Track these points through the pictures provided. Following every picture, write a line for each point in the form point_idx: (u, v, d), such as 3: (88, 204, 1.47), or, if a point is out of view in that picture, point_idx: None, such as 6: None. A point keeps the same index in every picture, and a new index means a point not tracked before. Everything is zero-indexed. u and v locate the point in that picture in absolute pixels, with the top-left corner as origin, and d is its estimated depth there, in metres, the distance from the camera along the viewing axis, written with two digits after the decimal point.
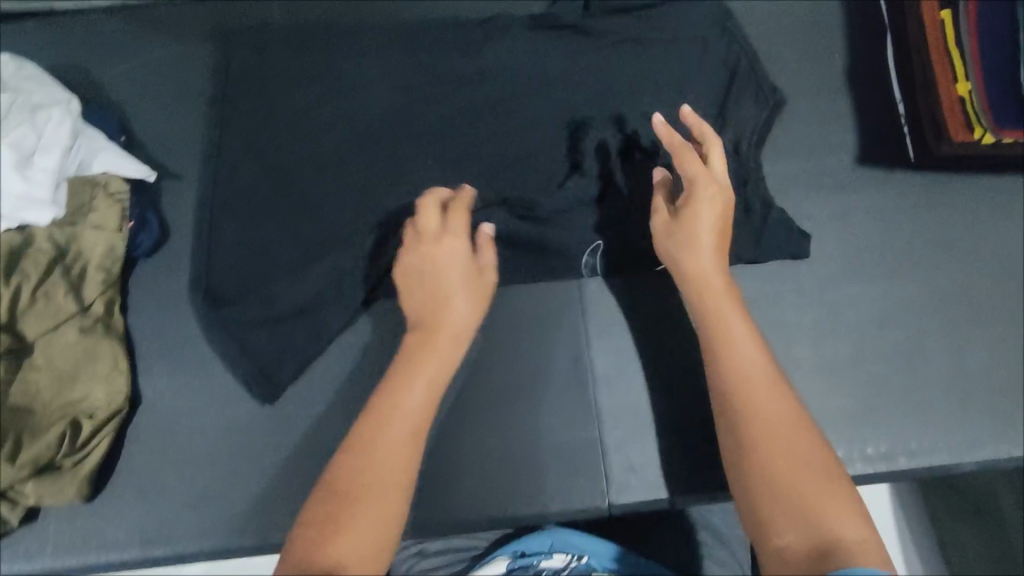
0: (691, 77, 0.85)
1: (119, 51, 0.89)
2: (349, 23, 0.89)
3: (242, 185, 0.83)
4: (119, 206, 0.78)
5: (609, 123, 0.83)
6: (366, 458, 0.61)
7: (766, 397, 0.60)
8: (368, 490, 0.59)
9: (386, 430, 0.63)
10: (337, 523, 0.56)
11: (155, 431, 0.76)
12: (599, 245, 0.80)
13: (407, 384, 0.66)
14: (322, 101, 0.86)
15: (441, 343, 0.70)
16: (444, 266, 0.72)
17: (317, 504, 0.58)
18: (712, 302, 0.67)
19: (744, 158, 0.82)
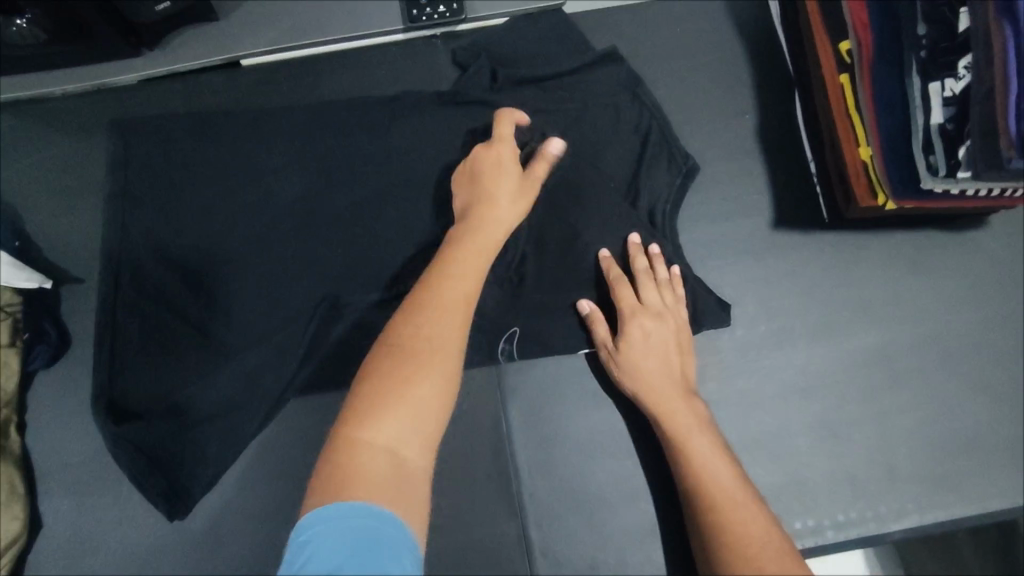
0: (604, 148, 0.84)
1: (14, 151, 0.85)
2: (254, 107, 0.87)
3: (146, 285, 0.79)
4: (11, 319, 0.74)
5: None
6: (416, 323, 0.58)
7: (747, 519, 0.62)
8: (426, 348, 0.55)
9: (441, 300, 0.60)
10: (389, 389, 0.52)
11: (62, 555, 0.73)
12: (515, 331, 0.76)
13: (457, 265, 0.64)
14: (228, 191, 0.82)
15: (492, 230, 0.68)
16: (484, 170, 0.73)
17: (375, 360, 0.55)
18: (683, 429, 0.69)
19: (660, 230, 0.81)
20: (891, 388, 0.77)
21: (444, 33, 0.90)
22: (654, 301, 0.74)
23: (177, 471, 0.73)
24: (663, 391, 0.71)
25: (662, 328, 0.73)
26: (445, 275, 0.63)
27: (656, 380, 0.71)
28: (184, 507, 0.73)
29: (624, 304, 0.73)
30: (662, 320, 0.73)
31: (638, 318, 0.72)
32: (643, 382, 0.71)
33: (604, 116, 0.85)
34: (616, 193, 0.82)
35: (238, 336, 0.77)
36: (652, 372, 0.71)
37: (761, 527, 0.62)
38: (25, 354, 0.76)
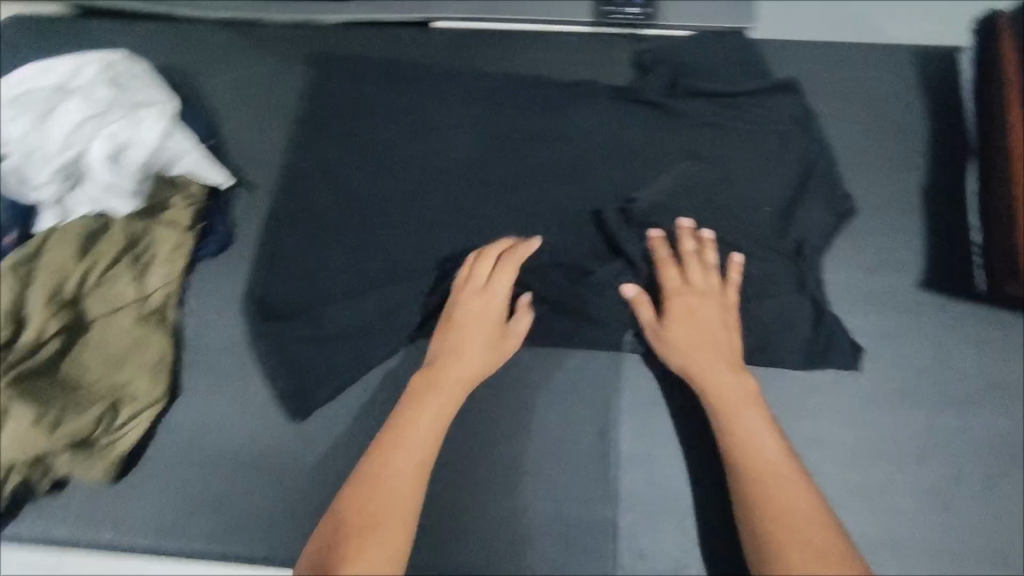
0: (764, 173, 0.85)
1: (225, 62, 0.94)
2: (439, 67, 0.93)
3: (314, 204, 0.87)
4: (193, 207, 0.83)
5: (672, 205, 0.83)
6: (367, 497, 0.66)
7: (787, 488, 0.65)
8: (375, 518, 0.64)
9: (396, 466, 0.68)
10: (352, 553, 0.62)
11: (187, 425, 0.79)
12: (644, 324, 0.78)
13: (412, 431, 0.70)
14: (401, 139, 0.89)
15: (456, 381, 0.73)
16: (467, 317, 0.77)
17: (333, 527, 0.64)
18: (733, 398, 0.70)
19: (806, 263, 0.80)
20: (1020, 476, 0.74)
21: (630, 34, 0.93)
22: (699, 282, 0.77)
23: (308, 377, 0.79)
24: (713, 360, 0.73)
25: (712, 310, 0.76)
26: (412, 419, 0.71)
27: (703, 357, 0.73)
28: (306, 410, 0.78)
29: (670, 283, 0.77)
30: (708, 299, 0.76)
31: (683, 297, 0.76)
32: (693, 359, 0.73)
33: (772, 142, 0.86)
34: (767, 219, 0.82)
35: (385, 271, 0.83)
36: (703, 352, 0.73)
37: (809, 513, 0.64)
38: (197, 242, 0.84)
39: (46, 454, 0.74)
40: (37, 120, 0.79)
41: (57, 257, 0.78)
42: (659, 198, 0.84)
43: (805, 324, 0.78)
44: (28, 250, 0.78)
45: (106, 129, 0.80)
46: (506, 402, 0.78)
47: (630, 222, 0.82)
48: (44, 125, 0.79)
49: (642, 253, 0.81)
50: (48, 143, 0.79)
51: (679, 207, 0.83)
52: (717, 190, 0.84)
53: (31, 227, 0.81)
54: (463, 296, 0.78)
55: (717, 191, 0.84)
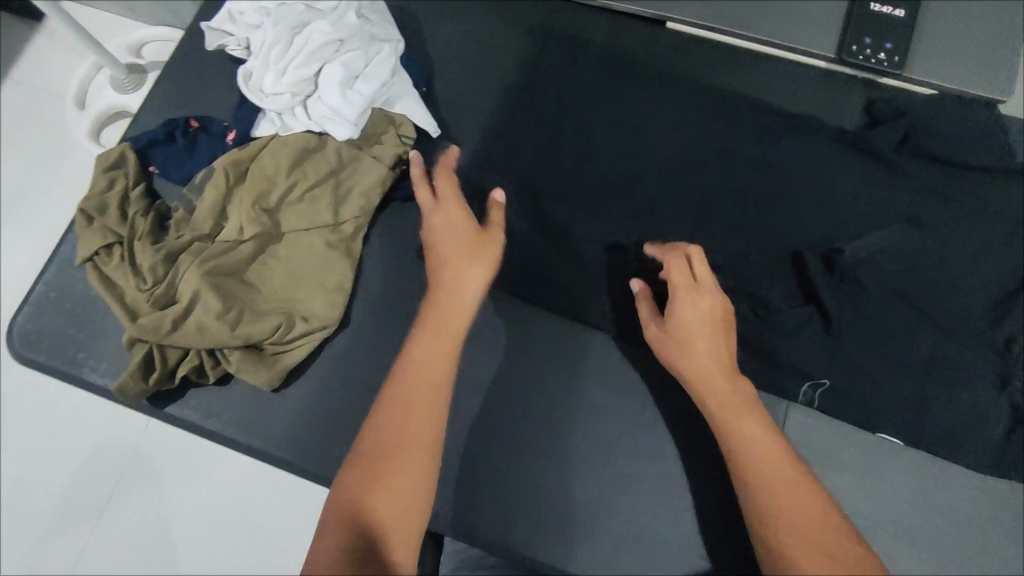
0: (983, 259, 0.79)
1: (452, 14, 0.94)
2: (661, 68, 0.91)
3: (511, 173, 0.86)
4: (401, 150, 0.84)
5: (878, 266, 0.79)
6: (369, 454, 0.63)
7: (779, 464, 0.63)
8: (380, 476, 0.62)
9: (386, 436, 0.64)
10: (361, 475, 0.62)
11: (350, 355, 0.81)
12: (824, 380, 0.76)
13: (393, 403, 0.66)
14: (610, 132, 0.88)
15: (429, 376, 0.67)
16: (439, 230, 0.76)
17: (351, 476, 0.62)
18: (721, 392, 0.68)
19: (1013, 363, 0.75)
20: None
21: (866, 79, 0.89)
22: (698, 280, 0.72)
23: (475, 344, 0.81)
24: (713, 372, 0.69)
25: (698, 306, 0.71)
26: (416, 374, 0.67)
27: (700, 356, 0.69)
28: (467, 375, 0.80)
29: (676, 284, 0.72)
30: (711, 300, 0.71)
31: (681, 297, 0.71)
32: (691, 362, 0.69)
33: (1000, 227, 0.80)
34: (977, 308, 0.78)
35: (569, 260, 0.83)
36: (697, 352, 0.69)
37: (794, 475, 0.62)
38: (397, 182, 0.85)
39: (220, 347, 0.76)
40: (287, 30, 0.82)
41: (272, 163, 0.81)
42: (865, 255, 0.80)
43: (998, 427, 0.74)
44: (249, 150, 0.82)
45: (344, 56, 0.82)
46: (667, 421, 0.78)
47: (833, 274, 0.79)
48: (292, 39, 0.82)
49: (839, 308, 0.78)
50: (292, 56, 0.82)
51: (885, 269, 0.79)
52: (927, 265, 0.79)
53: (249, 130, 0.84)
54: (437, 219, 0.76)
55: (929, 266, 0.79)
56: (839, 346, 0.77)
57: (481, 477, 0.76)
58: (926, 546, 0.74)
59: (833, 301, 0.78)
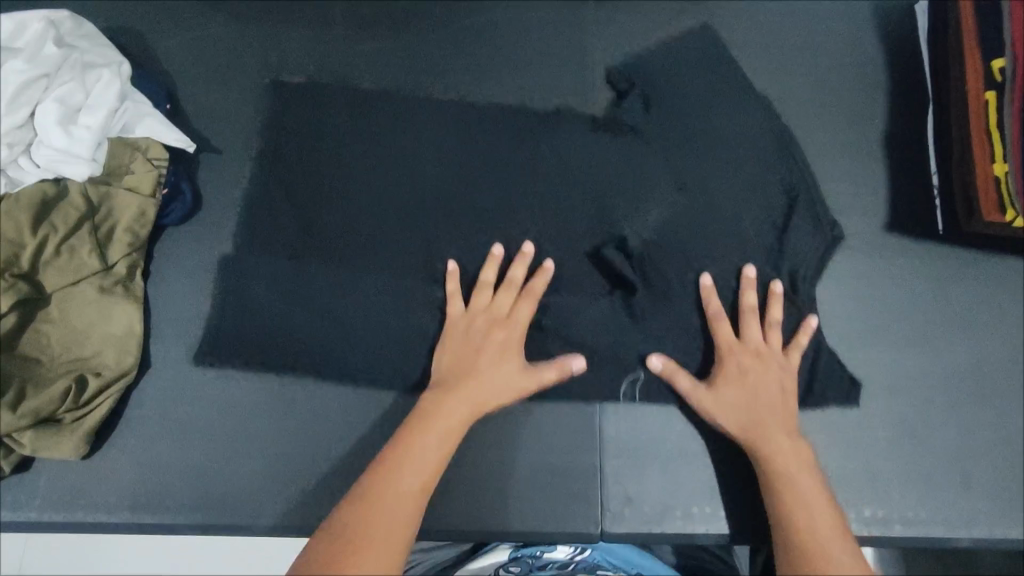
0: (738, 168, 0.84)
1: (178, 22, 0.90)
2: (404, 25, 0.90)
3: (283, 247, 0.80)
4: (156, 173, 0.79)
5: (653, 249, 0.81)
6: (363, 518, 0.59)
7: (819, 514, 0.62)
8: (361, 543, 0.57)
9: (382, 505, 0.61)
10: (342, 543, 0.57)
11: (159, 397, 0.76)
12: (639, 374, 0.77)
13: (401, 468, 0.64)
14: (365, 111, 0.86)
15: (426, 451, 0.66)
16: (478, 334, 0.75)
17: (328, 537, 0.58)
18: (765, 436, 0.69)
19: (798, 293, 0.80)
20: (985, 402, 0.77)
21: None
22: (754, 338, 0.75)
23: (283, 343, 0.77)
24: (767, 416, 0.70)
25: (756, 358, 0.74)
26: (425, 441, 0.66)
27: (752, 404, 0.71)
28: (285, 377, 0.77)
29: (722, 339, 0.75)
30: (762, 359, 0.74)
31: (736, 354, 0.74)
32: (738, 406, 0.71)
33: (733, 92, 0.87)
34: (743, 209, 0.83)
35: (359, 249, 0.81)
36: (747, 396, 0.72)
37: (830, 525, 0.62)
38: (162, 208, 0.81)
39: (6, 433, 0.70)
40: None
41: (9, 225, 0.72)
42: (648, 236, 0.81)
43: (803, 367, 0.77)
44: None
45: (55, 92, 0.75)
46: None
47: (629, 260, 0.80)
48: None
49: (642, 287, 0.80)
50: None
51: (661, 251, 0.81)
52: (700, 228, 0.82)
53: None
54: (479, 316, 0.76)
55: (701, 228, 0.82)
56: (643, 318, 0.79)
57: (327, 471, 0.74)
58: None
59: (641, 284, 0.80)
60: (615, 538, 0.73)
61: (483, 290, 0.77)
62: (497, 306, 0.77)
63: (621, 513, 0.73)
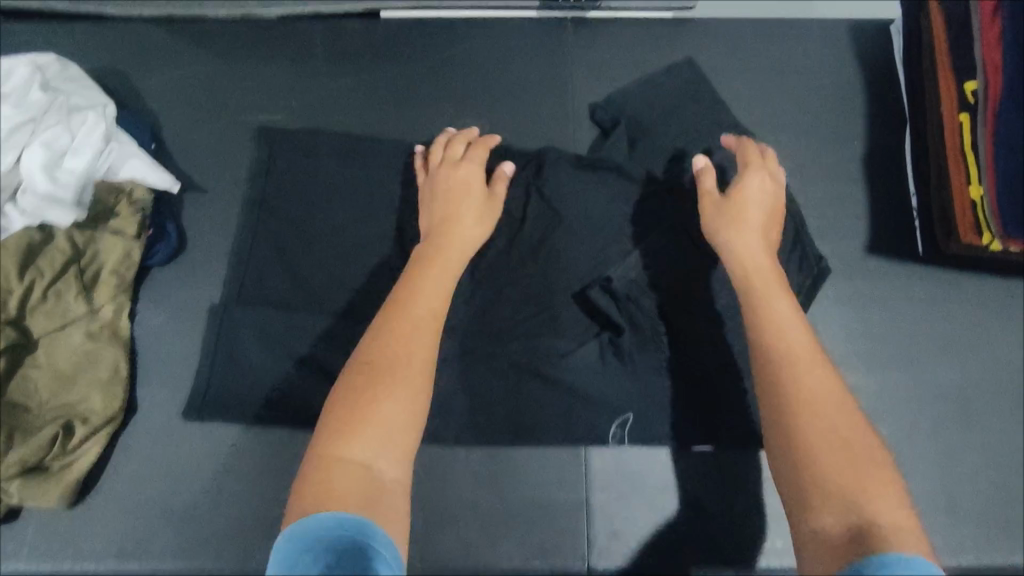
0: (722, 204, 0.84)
1: (161, 62, 0.90)
2: (386, 58, 0.91)
3: (267, 297, 0.80)
4: (139, 215, 0.79)
5: (639, 286, 0.79)
6: (366, 380, 0.63)
7: (814, 376, 0.60)
8: (370, 402, 0.61)
9: (383, 367, 0.64)
10: (349, 405, 0.62)
11: (147, 441, 0.76)
12: (628, 417, 0.76)
13: (396, 340, 0.67)
14: (350, 143, 0.86)
15: (413, 316, 0.69)
16: (450, 198, 0.79)
17: (342, 399, 0.62)
18: (754, 278, 0.69)
19: None
20: (970, 424, 0.78)
21: (575, 17, 0.94)
22: (753, 185, 0.77)
23: (268, 383, 0.77)
24: (752, 227, 0.73)
25: (759, 179, 0.77)
26: (412, 311, 0.69)
27: (749, 236, 0.73)
28: (270, 416, 0.76)
29: (745, 159, 0.79)
30: (761, 176, 0.77)
31: (753, 172, 0.78)
32: (736, 241, 0.73)
33: (713, 119, 0.88)
34: None
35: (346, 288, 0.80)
36: (748, 220, 0.74)
37: (818, 361, 0.61)
38: (147, 249, 0.81)
39: None
40: None
41: None
42: (634, 275, 0.80)
43: None
44: None
45: (40, 136, 0.76)
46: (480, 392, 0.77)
47: (616, 301, 0.79)
48: None
49: (630, 328, 0.78)
50: None
51: (647, 290, 0.80)
52: (685, 264, 0.81)
53: None
54: (439, 171, 0.81)
55: (686, 261, 0.81)
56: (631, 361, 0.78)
57: None
58: (740, 439, 0.76)
59: (628, 323, 0.78)
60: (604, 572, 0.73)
61: (439, 148, 0.83)
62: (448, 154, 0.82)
63: (607, 547, 0.74)
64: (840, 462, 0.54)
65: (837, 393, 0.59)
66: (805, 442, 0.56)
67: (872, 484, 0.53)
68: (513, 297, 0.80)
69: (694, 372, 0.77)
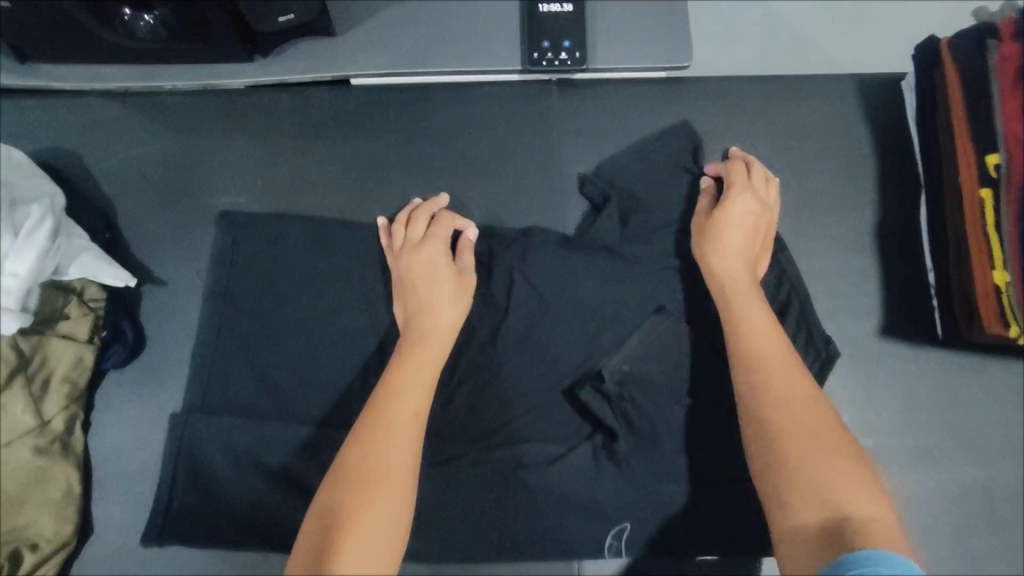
0: None
1: (117, 140, 0.84)
2: (357, 129, 0.85)
3: (233, 400, 0.74)
4: (93, 316, 0.75)
5: (633, 382, 0.73)
6: (356, 465, 0.59)
7: (788, 390, 0.61)
8: (361, 493, 0.57)
9: (371, 456, 0.59)
10: (338, 499, 0.56)
11: (105, 564, 0.71)
12: (626, 527, 0.70)
13: (386, 426, 0.61)
14: (320, 226, 0.80)
15: (404, 404, 0.63)
16: (418, 275, 0.74)
17: (333, 488, 0.57)
18: (736, 299, 0.69)
19: None
20: (994, 527, 0.72)
21: (560, 79, 0.87)
22: (739, 205, 0.75)
23: (232, 499, 0.71)
24: (737, 249, 0.73)
25: (751, 203, 0.75)
26: (402, 387, 0.65)
27: (734, 253, 0.73)
28: (234, 538, 0.70)
29: (736, 180, 0.77)
30: (752, 197, 0.75)
31: (741, 191, 0.76)
32: (726, 265, 0.72)
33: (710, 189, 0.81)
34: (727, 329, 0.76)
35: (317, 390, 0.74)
36: (734, 244, 0.73)
37: (795, 380, 0.61)
38: (101, 353, 0.76)
39: None
40: None
41: None
42: (629, 368, 0.73)
43: None
44: None
45: None
46: (465, 503, 0.71)
47: (608, 401, 0.72)
48: None
49: (625, 431, 0.72)
50: None
51: (642, 385, 0.73)
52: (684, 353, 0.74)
53: None
54: (404, 251, 0.75)
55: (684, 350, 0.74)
56: (627, 466, 0.71)
57: None
58: (744, 548, 0.71)
59: (623, 425, 0.72)
60: None
61: (400, 230, 0.77)
62: (410, 229, 0.77)
63: None
64: (817, 486, 0.54)
65: (817, 396, 0.61)
66: (788, 468, 0.56)
67: (851, 508, 0.52)
68: (498, 394, 0.74)
69: (694, 476, 0.71)
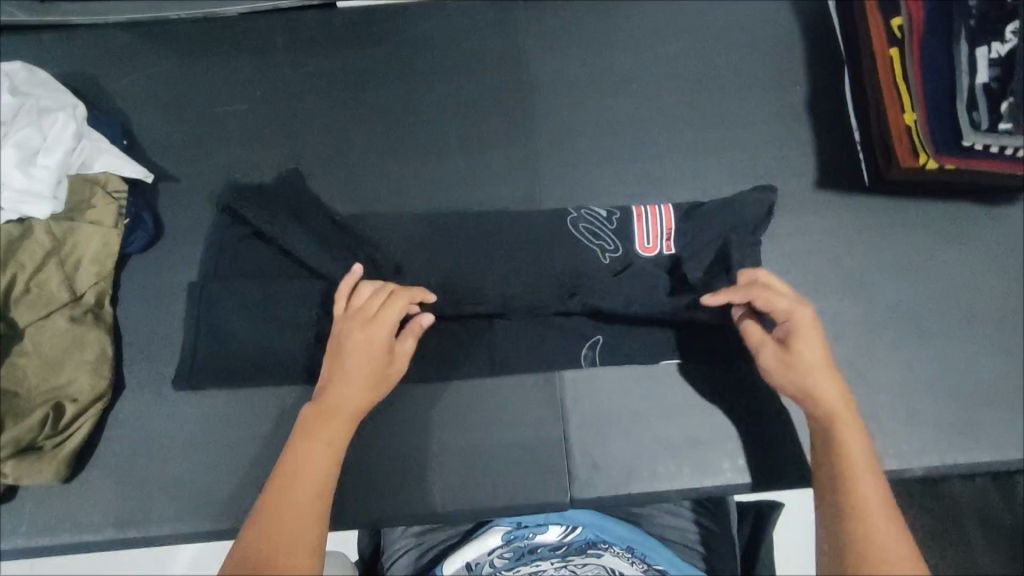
0: (671, 150, 0.90)
1: (128, 63, 0.94)
2: (344, 43, 0.95)
3: (245, 268, 0.83)
4: (117, 205, 0.83)
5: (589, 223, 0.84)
6: (286, 493, 0.60)
7: (872, 490, 0.59)
8: (284, 527, 0.58)
9: (299, 485, 0.61)
10: (264, 524, 0.58)
11: (136, 417, 0.79)
12: (598, 338, 0.80)
13: (313, 448, 0.64)
14: (318, 125, 0.91)
15: (342, 423, 0.66)
16: (347, 348, 0.69)
17: (255, 523, 0.59)
18: (807, 384, 0.66)
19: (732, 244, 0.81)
20: (927, 338, 0.81)
21: None
22: (798, 351, 0.67)
23: (250, 351, 0.80)
24: (812, 342, 0.67)
25: (813, 343, 0.67)
26: (332, 414, 0.66)
27: (813, 370, 0.66)
28: (255, 382, 0.79)
29: (790, 325, 0.68)
30: (810, 330, 0.67)
31: (797, 319, 0.68)
32: (805, 369, 0.66)
33: (655, 77, 0.93)
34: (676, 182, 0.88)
35: None
36: (811, 354, 0.67)
37: (872, 479, 0.60)
38: (125, 238, 0.84)
39: None
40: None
41: None
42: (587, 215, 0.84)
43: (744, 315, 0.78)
44: None
45: (13, 136, 0.76)
46: (457, 336, 0.81)
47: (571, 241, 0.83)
48: None
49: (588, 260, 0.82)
50: None
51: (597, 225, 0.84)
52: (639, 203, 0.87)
53: None
54: (353, 321, 0.71)
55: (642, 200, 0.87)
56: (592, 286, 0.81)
57: None
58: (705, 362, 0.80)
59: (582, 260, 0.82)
60: (586, 504, 0.76)
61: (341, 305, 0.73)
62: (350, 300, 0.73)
63: (590, 480, 0.76)
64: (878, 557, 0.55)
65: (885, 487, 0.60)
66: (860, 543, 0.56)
67: None
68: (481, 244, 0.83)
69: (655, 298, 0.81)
